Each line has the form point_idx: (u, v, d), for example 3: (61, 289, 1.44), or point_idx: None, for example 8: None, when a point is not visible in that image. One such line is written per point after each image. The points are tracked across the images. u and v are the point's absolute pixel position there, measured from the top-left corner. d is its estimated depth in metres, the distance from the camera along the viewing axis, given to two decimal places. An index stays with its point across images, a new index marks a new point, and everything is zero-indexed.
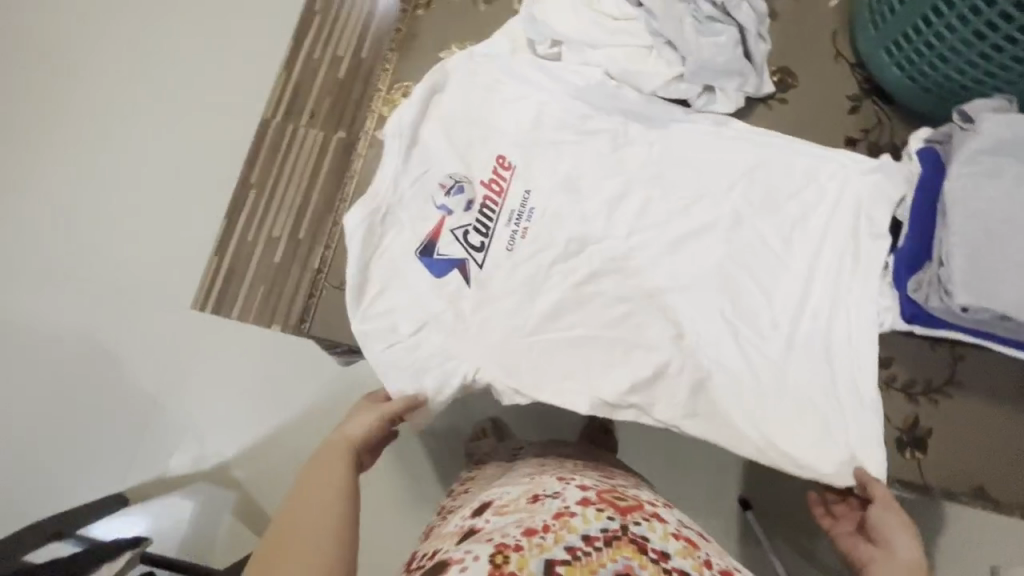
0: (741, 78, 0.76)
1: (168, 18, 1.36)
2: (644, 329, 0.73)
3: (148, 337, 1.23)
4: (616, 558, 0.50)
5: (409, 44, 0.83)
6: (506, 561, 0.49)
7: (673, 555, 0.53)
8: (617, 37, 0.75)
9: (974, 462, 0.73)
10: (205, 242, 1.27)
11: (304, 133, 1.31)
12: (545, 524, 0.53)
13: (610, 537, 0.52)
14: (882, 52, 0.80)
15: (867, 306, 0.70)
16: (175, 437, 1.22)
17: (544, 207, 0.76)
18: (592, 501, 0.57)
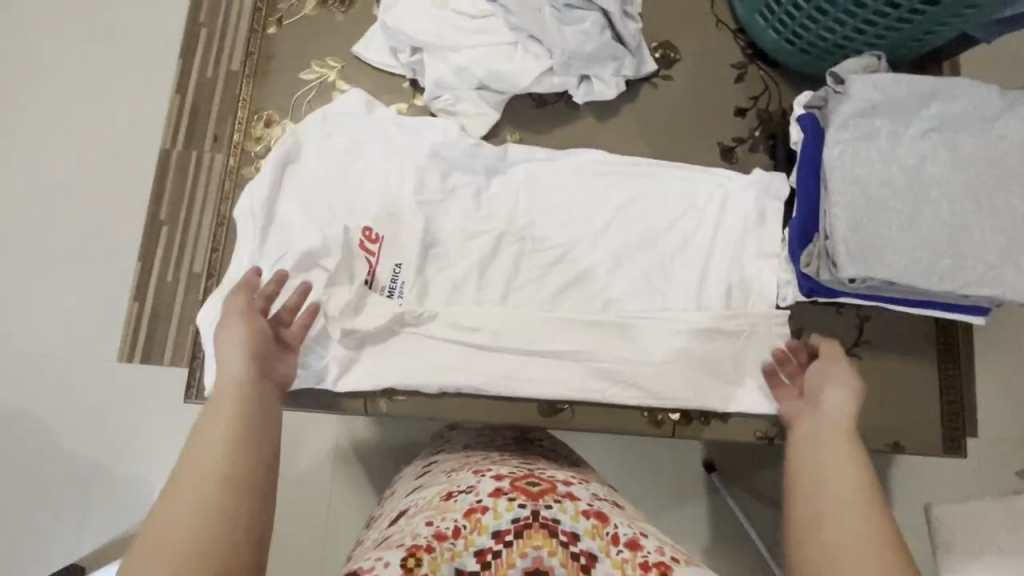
0: (617, 62, 0.73)
1: (26, 51, 1.23)
2: (535, 384, 0.70)
3: (65, 402, 1.13)
4: (526, 552, 0.46)
5: (265, 67, 0.77)
6: (418, 564, 0.45)
7: (582, 536, 0.48)
8: (474, 37, 0.71)
9: (890, 419, 0.74)
10: (111, 290, 1.17)
11: (211, 158, 1.21)
12: (454, 527, 0.48)
13: (521, 529, 0.47)
14: (758, 17, 0.78)
15: (754, 327, 0.72)
16: (116, 502, 1.12)
17: (413, 280, 0.72)
18: (505, 491, 0.50)
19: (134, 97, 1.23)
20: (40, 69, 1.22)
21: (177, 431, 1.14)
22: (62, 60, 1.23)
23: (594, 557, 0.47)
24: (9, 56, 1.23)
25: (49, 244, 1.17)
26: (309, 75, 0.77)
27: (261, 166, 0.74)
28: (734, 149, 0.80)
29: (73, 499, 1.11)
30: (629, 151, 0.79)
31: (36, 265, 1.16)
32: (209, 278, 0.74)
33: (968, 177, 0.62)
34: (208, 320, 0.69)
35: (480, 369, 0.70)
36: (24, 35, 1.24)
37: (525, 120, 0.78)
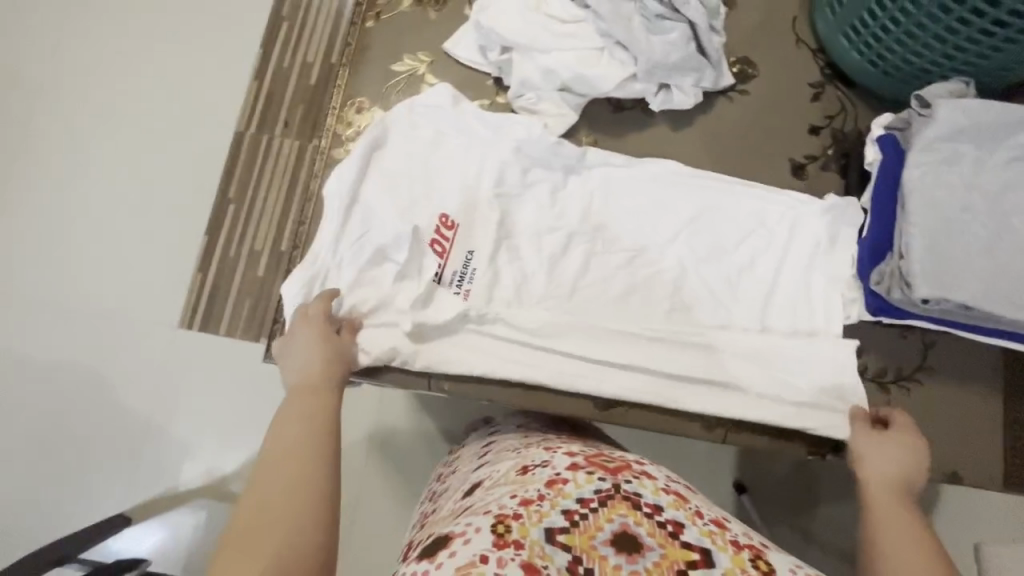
0: (698, 73, 0.76)
1: (131, 32, 1.33)
2: (593, 379, 0.72)
3: (134, 358, 1.21)
4: (612, 519, 0.50)
5: (360, 58, 0.82)
6: (508, 530, 0.47)
7: (665, 507, 0.51)
8: (564, 41, 0.74)
9: (950, 449, 0.73)
10: (186, 258, 1.25)
11: (279, 144, 1.29)
12: (539, 493, 0.51)
13: (605, 498, 0.51)
14: (841, 38, 0.79)
15: (813, 344, 0.73)
16: (171, 458, 1.18)
17: (484, 267, 0.76)
18: (582, 465, 0.55)
19: (222, 81, 1.32)
20: (141, 48, 1.33)
21: (232, 396, 1.20)
22: (161, 44, 1.33)
23: (680, 525, 0.50)
24: (115, 35, 1.33)
25: (135, 211, 1.26)
26: (400, 67, 0.82)
27: (350, 149, 0.79)
28: (805, 166, 0.81)
29: (133, 450, 1.19)
30: (702, 161, 0.81)
31: (120, 229, 1.25)
32: (292, 250, 0.79)
33: None
34: (291, 293, 0.73)
35: (543, 358, 0.73)
36: (130, 17, 1.34)
37: (601, 123, 0.81)
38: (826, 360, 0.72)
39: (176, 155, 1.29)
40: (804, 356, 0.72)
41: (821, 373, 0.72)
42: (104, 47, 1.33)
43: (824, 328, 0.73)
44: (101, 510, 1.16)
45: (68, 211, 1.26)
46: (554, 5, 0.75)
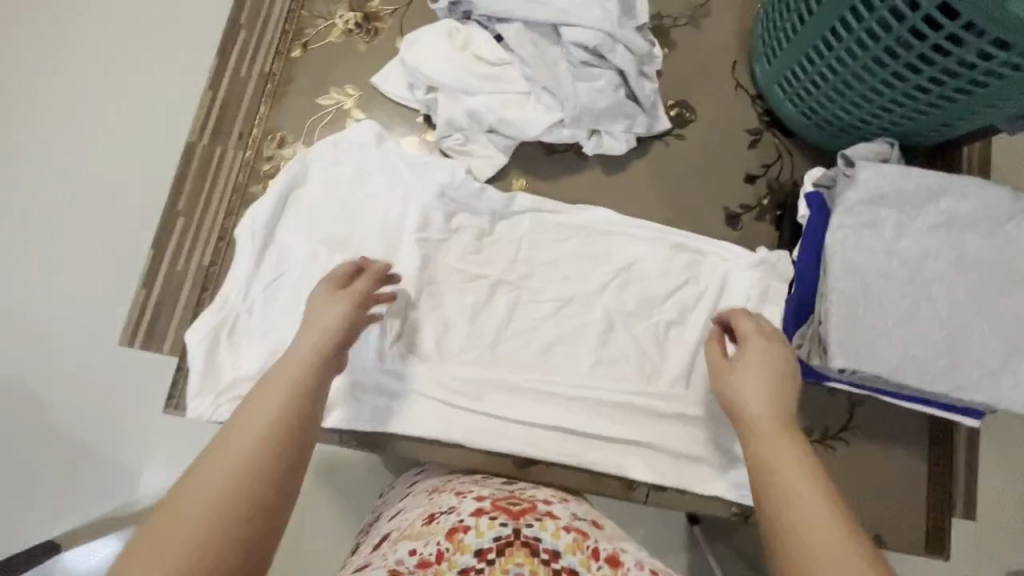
0: (628, 119, 0.73)
1: None
2: (510, 436, 0.70)
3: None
4: (508, 569, 0.47)
5: (284, 90, 0.78)
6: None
7: (562, 552, 0.49)
8: (489, 84, 0.71)
9: (873, 511, 0.72)
10: None
11: None
12: (437, 551, 0.49)
13: (502, 547, 0.49)
14: (777, 87, 0.77)
15: None
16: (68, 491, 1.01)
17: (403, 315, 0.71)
18: (486, 510, 0.53)
19: None
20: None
21: None
22: None
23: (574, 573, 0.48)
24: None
25: None
26: (326, 101, 0.78)
27: (269, 186, 0.75)
28: (739, 216, 0.79)
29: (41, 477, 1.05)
30: (634, 208, 0.79)
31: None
32: (203, 290, 0.75)
33: (971, 279, 0.61)
34: (197, 339, 0.69)
35: (461, 413, 0.70)
36: None
37: (533, 165, 0.78)
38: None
39: None
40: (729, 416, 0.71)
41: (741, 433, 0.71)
42: None
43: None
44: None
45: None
46: (482, 44, 0.72)
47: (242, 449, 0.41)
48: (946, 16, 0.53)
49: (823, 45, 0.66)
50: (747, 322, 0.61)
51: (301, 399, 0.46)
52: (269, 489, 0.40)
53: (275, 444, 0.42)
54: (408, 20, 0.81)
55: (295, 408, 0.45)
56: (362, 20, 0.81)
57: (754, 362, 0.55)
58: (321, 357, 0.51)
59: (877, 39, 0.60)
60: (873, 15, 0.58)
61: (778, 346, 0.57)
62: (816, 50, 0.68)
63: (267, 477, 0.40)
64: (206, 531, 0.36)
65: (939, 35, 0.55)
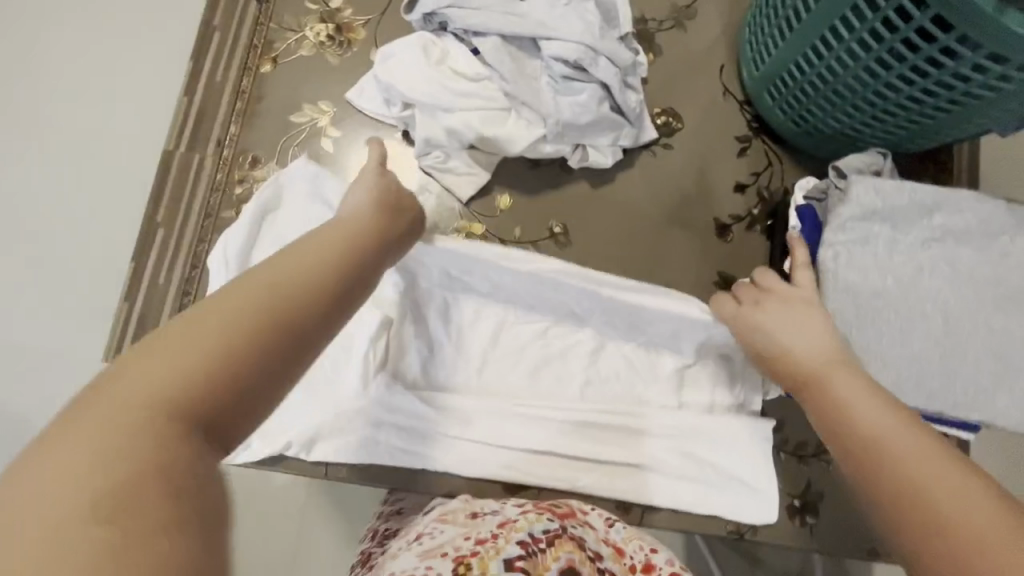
0: (615, 132, 0.71)
1: None
2: (502, 460, 0.68)
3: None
4: (559, 557, 0.47)
5: (255, 108, 0.75)
6: (468, 569, 0.45)
7: (606, 557, 0.51)
8: (467, 100, 0.68)
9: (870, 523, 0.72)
10: None
11: None
12: (491, 534, 0.49)
13: (552, 537, 0.49)
14: (766, 94, 0.75)
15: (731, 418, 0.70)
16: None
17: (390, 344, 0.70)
18: (530, 509, 0.53)
19: None
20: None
21: None
22: None
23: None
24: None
25: None
26: (300, 118, 0.75)
27: (242, 210, 0.72)
28: (730, 227, 0.77)
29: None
30: (623, 221, 0.77)
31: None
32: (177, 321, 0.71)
33: (965, 294, 0.59)
34: None
35: (447, 444, 0.68)
36: None
37: (517, 180, 0.75)
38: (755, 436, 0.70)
39: None
40: (722, 437, 0.70)
41: (733, 451, 0.70)
42: None
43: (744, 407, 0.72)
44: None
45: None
46: (459, 57, 0.69)
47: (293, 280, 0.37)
48: (937, 29, 0.52)
49: (813, 53, 0.64)
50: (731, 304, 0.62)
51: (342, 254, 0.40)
52: (296, 336, 0.34)
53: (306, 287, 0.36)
54: (382, 31, 0.78)
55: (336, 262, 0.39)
56: (334, 31, 0.77)
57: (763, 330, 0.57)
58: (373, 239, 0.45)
59: (868, 50, 0.58)
60: (864, 25, 0.56)
61: (776, 300, 0.58)
62: (806, 57, 0.66)
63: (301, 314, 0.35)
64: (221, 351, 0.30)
65: (933, 47, 0.53)
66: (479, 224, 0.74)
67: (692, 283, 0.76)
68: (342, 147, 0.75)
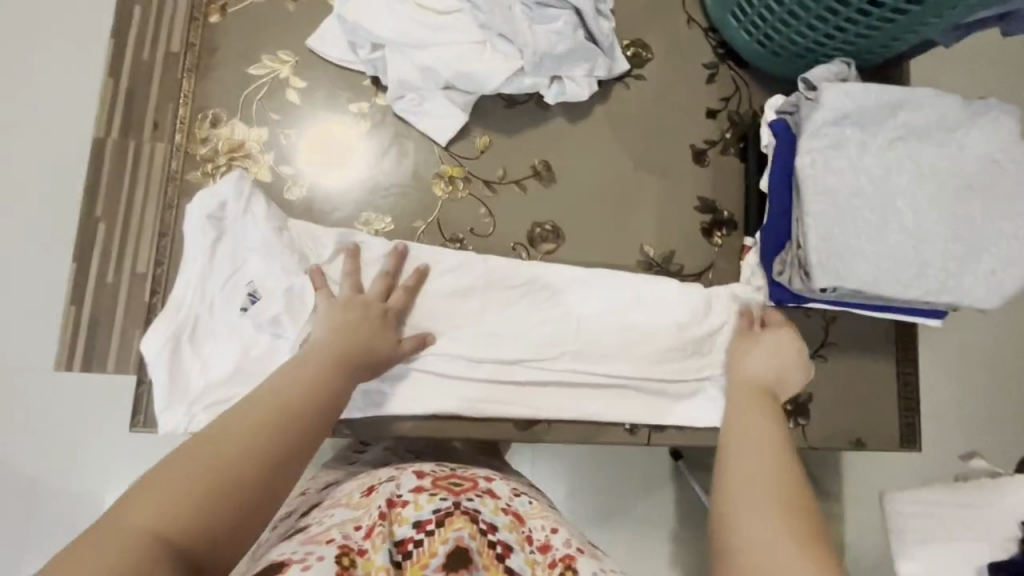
0: (589, 62, 0.71)
1: None
2: (510, 395, 0.69)
3: (17, 406, 1.10)
4: (448, 538, 0.49)
5: (209, 61, 0.70)
6: (352, 563, 0.46)
7: (500, 528, 0.53)
8: (443, 33, 0.68)
9: (856, 418, 0.77)
10: (53, 287, 1.14)
11: (150, 149, 1.17)
12: (378, 517, 0.51)
13: (442, 517, 0.50)
14: (730, 17, 0.76)
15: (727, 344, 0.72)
16: (77, 475, 1.09)
17: None
18: (426, 487, 0.54)
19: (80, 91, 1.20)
20: None
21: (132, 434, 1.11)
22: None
23: (509, 548, 0.51)
24: None
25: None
26: (260, 70, 0.71)
27: (213, 178, 0.68)
28: (706, 152, 0.79)
29: (29, 493, 1.08)
30: (604, 154, 0.77)
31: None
32: (151, 293, 0.67)
33: (930, 188, 0.63)
34: (153, 348, 0.63)
35: (451, 387, 0.68)
36: None
37: (493, 121, 0.74)
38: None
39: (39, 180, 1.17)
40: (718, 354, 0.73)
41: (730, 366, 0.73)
42: None
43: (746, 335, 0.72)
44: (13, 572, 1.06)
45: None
46: None
47: (292, 404, 0.50)
48: None
49: None
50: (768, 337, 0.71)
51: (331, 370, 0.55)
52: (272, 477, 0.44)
53: (278, 430, 0.47)
54: None
55: (313, 405, 0.51)
56: None
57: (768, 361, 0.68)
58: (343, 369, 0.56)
59: None
60: None
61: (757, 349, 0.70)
62: None
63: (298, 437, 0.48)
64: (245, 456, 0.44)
65: None
66: (458, 166, 0.73)
67: (677, 210, 0.78)
68: (310, 98, 0.71)
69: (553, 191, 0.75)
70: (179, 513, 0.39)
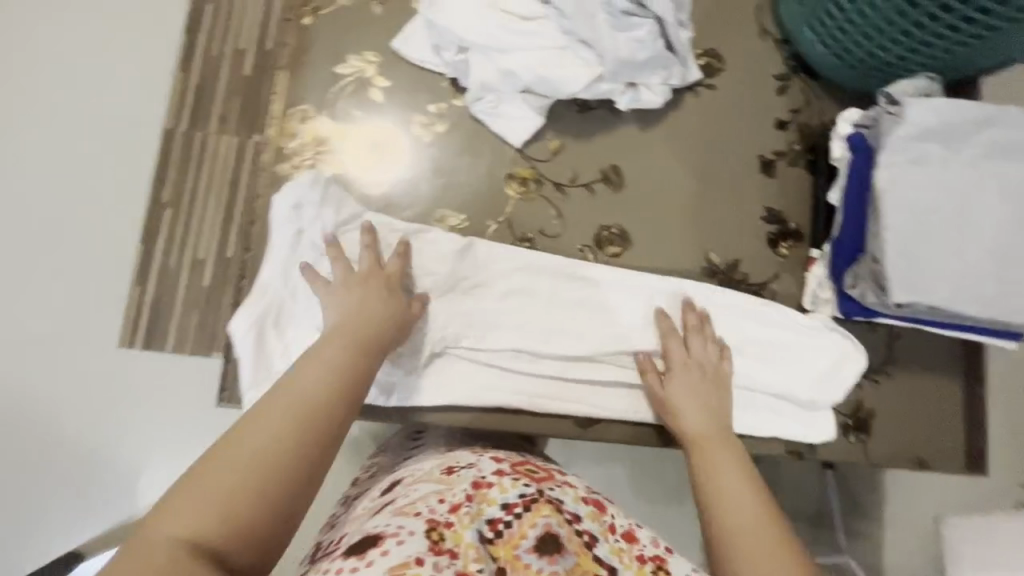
0: (665, 71, 0.72)
1: (56, 38, 1.25)
2: (571, 393, 0.71)
3: (86, 377, 1.16)
4: (536, 523, 0.51)
5: (299, 60, 0.74)
6: (441, 538, 0.48)
7: (584, 517, 0.54)
8: (525, 39, 0.71)
9: (917, 436, 0.76)
10: (122, 267, 1.20)
11: (216, 140, 1.24)
12: (466, 496, 0.53)
13: (528, 503, 0.53)
14: (807, 29, 0.76)
15: (795, 358, 0.72)
16: (139, 446, 1.15)
17: (450, 316, 0.69)
18: (508, 471, 0.57)
19: (155, 82, 1.26)
20: (62, 54, 1.25)
21: (187, 410, 1.16)
22: (81, 49, 1.25)
23: (594, 537, 0.53)
24: (49, 38, 1.25)
25: (74, 228, 1.20)
26: (346, 69, 0.74)
27: (301, 170, 0.71)
28: (774, 163, 0.79)
29: (96, 459, 1.14)
30: (675, 160, 0.78)
31: (63, 251, 1.19)
32: (240, 277, 0.71)
33: (1013, 207, 0.62)
34: (242, 330, 0.67)
35: (516, 381, 0.70)
36: (53, 18, 1.26)
37: (566, 124, 0.76)
38: (815, 363, 0.72)
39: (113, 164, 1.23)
40: (783, 368, 0.72)
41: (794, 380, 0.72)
42: (23, 50, 1.24)
43: (813, 350, 0.72)
44: (80, 532, 1.13)
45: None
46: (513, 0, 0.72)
47: (302, 402, 0.52)
48: None
49: None
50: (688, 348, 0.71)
51: (342, 361, 0.56)
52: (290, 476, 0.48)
53: (292, 432, 0.50)
54: None
55: (325, 400, 0.53)
56: None
57: (695, 394, 0.69)
58: (356, 355, 0.58)
59: None
60: None
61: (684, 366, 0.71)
62: None
63: (312, 438, 0.51)
64: (266, 460, 0.48)
65: None
66: (531, 168, 0.75)
67: (744, 221, 0.78)
68: (391, 97, 0.75)
69: (621, 196, 0.76)
70: (205, 522, 0.44)
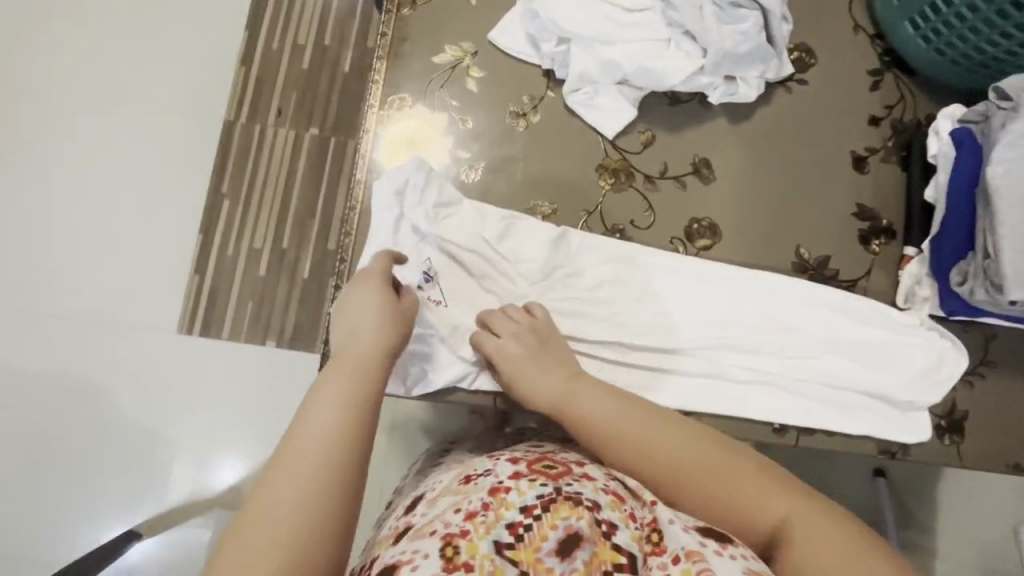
0: (763, 65, 0.74)
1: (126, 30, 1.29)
2: (661, 386, 0.71)
3: (148, 360, 1.17)
4: (556, 524, 0.48)
5: (396, 50, 0.75)
6: (456, 552, 0.46)
7: (603, 506, 0.50)
8: (634, 30, 0.74)
9: (1012, 440, 0.74)
10: (183, 252, 1.22)
11: (274, 132, 1.27)
12: (481, 505, 0.50)
13: (546, 503, 0.49)
14: (906, 24, 0.75)
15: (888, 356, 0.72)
16: (195, 430, 1.15)
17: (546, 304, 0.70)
18: (524, 473, 0.53)
19: (219, 73, 1.28)
20: (132, 46, 1.28)
21: (243, 395, 1.17)
22: (149, 41, 1.29)
23: (614, 525, 0.49)
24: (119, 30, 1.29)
25: (137, 213, 1.22)
26: (442, 59, 0.75)
27: (401, 159, 0.73)
28: (866, 159, 0.78)
29: (139, 446, 1.14)
30: (766, 154, 0.78)
31: (124, 235, 1.21)
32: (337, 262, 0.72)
33: None
34: None
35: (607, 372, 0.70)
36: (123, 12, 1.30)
37: (659, 117, 0.76)
38: (910, 361, 0.71)
39: (177, 152, 1.25)
40: (876, 366, 0.72)
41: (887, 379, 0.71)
42: (95, 41, 1.28)
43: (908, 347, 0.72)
44: (129, 517, 1.11)
45: (58, 205, 1.21)
46: None
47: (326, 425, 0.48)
48: None
49: None
50: (489, 346, 0.65)
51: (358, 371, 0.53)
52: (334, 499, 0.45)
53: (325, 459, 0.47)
54: None
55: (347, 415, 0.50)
56: None
57: (524, 374, 0.63)
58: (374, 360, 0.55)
59: None
60: None
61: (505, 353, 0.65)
62: None
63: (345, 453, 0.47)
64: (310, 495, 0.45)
65: None
66: (621, 159, 0.75)
67: (837, 217, 0.77)
68: (484, 88, 0.75)
69: (712, 190, 0.76)
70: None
